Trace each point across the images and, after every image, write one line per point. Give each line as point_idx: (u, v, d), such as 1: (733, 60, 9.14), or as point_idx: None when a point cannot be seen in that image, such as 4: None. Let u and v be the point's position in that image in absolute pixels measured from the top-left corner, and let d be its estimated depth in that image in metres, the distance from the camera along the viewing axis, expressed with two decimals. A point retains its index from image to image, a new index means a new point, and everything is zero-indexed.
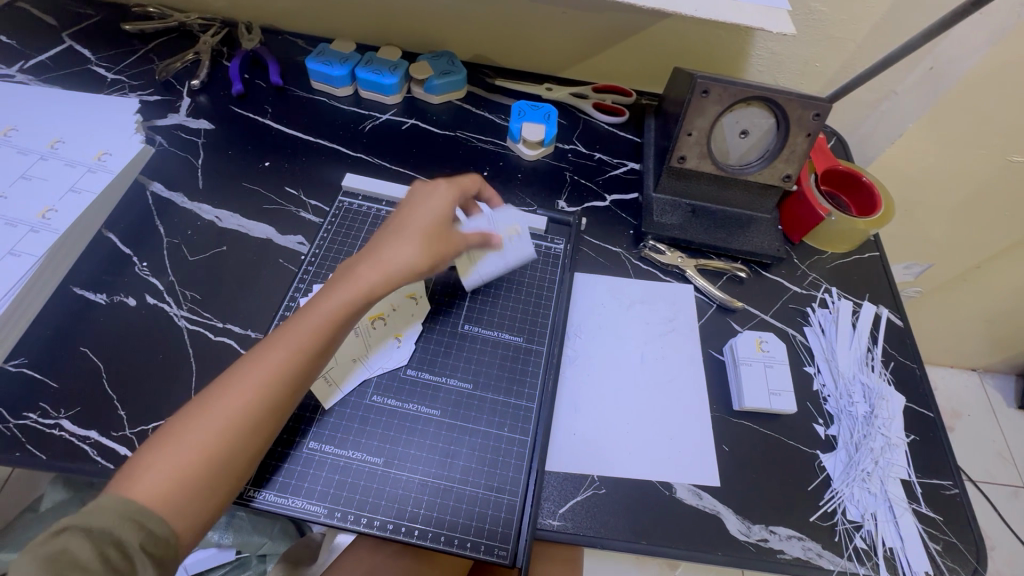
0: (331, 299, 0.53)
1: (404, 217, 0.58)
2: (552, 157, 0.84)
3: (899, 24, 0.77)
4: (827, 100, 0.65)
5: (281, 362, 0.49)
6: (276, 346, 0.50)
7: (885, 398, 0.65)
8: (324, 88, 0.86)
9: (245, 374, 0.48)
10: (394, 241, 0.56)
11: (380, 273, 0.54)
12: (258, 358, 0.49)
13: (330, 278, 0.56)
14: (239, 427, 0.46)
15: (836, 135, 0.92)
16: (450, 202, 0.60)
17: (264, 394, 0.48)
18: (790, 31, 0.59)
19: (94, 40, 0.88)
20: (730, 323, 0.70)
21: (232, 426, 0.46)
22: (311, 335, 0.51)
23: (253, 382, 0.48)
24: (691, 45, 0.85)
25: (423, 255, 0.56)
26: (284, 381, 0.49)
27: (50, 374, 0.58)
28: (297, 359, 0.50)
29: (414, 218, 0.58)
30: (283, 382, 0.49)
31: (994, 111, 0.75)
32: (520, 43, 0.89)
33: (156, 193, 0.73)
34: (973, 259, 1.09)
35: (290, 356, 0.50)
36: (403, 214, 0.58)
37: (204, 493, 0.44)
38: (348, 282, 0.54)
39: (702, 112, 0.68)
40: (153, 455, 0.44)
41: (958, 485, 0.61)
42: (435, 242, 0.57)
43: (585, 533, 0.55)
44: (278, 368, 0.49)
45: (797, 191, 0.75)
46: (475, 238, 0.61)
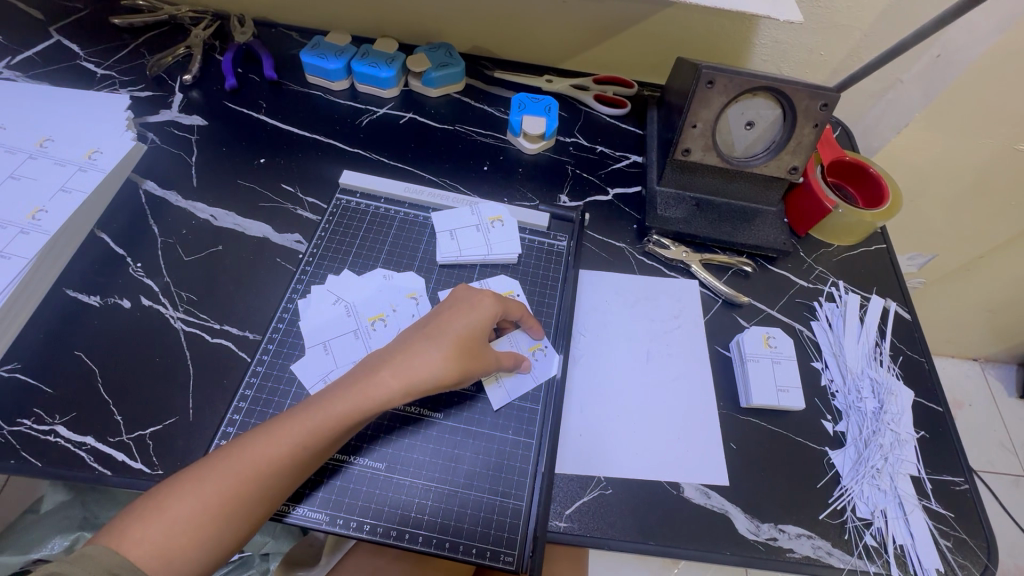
0: (351, 397, 0.49)
1: (448, 313, 0.55)
2: (554, 151, 0.82)
3: (906, 10, 0.75)
4: (835, 90, 0.63)
5: (303, 445, 0.48)
6: (295, 424, 0.48)
7: (894, 393, 0.64)
8: (319, 82, 0.84)
9: (263, 442, 0.47)
10: (430, 340, 0.53)
11: (412, 372, 0.51)
12: (280, 430, 0.48)
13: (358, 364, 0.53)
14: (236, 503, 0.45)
15: (841, 126, 0.91)
16: (490, 318, 0.56)
17: (278, 465, 0.47)
18: (799, 19, 0.57)
19: (82, 35, 0.86)
20: (736, 318, 0.69)
21: (243, 492, 0.45)
22: (324, 426, 0.48)
23: (257, 459, 0.46)
24: (695, 35, 0.83)
25: (449, 368, 0.52)
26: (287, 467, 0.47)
27: (44, 379, 0.57)
28: (317, 445, 0.48)
29: (451, 325, 0.54)
30: (297, 461, 0.47)
31: (1004, 99, 0.74)
32: (519, 33, 0.87)
33: (150, 191, 0.71)
34: (978, 249, 1.08)
35: (311, 440, 0.48)
36: (443, 314, 0.55)
37: (209, 549, 0.44)
38: (379, 373, 0.51)
39: (706, 103, 0.66)
40: (167, 501, 0.44)
41: (969, 481, 0.60)
42: (464, 357, 0.53)
43: (592, 534, 0.54)
44: (285, 453, 0.47)
45: (803, 183, 0.73)
46: (508, 361, 0.57)
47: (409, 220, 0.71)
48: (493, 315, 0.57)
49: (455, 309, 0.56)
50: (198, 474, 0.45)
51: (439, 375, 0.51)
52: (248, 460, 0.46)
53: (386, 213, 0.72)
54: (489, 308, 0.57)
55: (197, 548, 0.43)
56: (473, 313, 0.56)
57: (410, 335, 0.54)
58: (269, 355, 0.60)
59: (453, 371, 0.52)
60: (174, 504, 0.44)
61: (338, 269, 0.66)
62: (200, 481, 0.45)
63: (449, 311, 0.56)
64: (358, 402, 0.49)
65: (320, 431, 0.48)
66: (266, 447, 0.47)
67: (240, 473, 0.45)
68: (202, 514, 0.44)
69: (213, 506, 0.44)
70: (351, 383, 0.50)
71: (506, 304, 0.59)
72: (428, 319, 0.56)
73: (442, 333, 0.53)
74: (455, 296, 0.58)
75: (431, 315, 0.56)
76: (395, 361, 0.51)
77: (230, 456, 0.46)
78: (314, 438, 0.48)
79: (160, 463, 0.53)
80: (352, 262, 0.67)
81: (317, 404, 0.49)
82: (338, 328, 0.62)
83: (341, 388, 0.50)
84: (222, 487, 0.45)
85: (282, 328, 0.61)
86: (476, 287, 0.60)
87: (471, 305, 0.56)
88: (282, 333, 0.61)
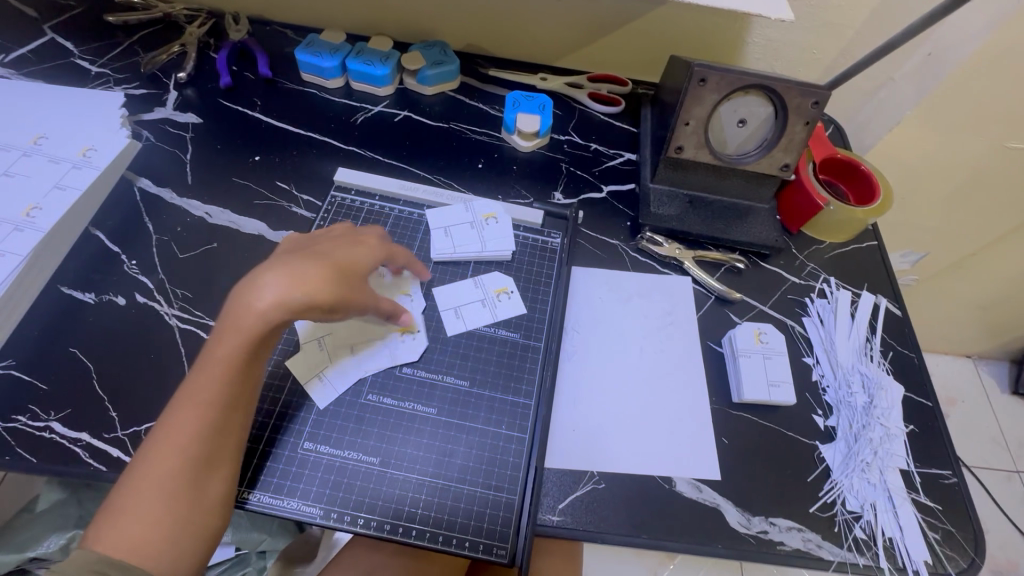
0: (227, 335, 0.50)
1: (326, 245, 0.57)
2: (548, 149, 0.83)
3: (897, 9, 0.76)
4: (826, 88, 0.64)
5: (221, 401, 0.49)
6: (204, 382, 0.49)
7: (884, 388, 0.65)
8: (314, 80, 0.84)
9: (186, 410, 0.48)
10: (300, 260, 0.53)
11: (290, 286, 0.50)
12: (194, 396, 0.49)
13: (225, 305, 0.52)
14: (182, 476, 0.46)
15: (834, 123, 0.92)
16: (362, 249, 0.58)
17: (210, 426, 0.48)
18: (790, 17, 0.58)
19: (76, 33, 0.86)
20: (729, 314, 0.70)
21: (185, 465, 0.46)
22: (229, 373, 0.49)
23: (186, 428, 0.47)
24: (688, 33, 0.83)
25: (322, 282, 0.51)
26: (214, 425, 0.48)
27: (39, 376, 0.57)
28: (229, 394, 0.49)
29: (323, 254, 0.55)
30: (219, 416, 0.49)
31: (994, 97, 0.75)
32: (514, 32, 0.87)
33: (144, 189, 0.72)
34: (970, 246, 1.09)
35: (222, 394, 0.49)
36: (317, 247, 0.56)
37: (177, 531, 0.45)
38: (253, 295, 0.49)
39: (699, 101, 0.67)
40: (124, 498, 0.45)
41: (957, 475, 0.61)
42: (338, 273, 0.53)
43: (585, 528, 0.54)
44: (206, 412, 0.48)
45: (796, 180, 0.74)
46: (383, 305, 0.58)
47: (404, 218, 0.72)
48: (374, 250, 0.59)
49: (331, 244, 0.57)
50: (144, 464, 0.46)
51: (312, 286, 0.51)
52: (177, 432, 0.47)
53: (381, 211, 0.72)
54: (367, 245, 0.58)
55: (168, 531, 0.45)
56: (349, 247, 0.57)
57: (281, 259, 0.54)
58: (264, 351, 0.60)
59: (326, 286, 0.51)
60: (131, 498, 0.45)
61: None
62: (145, 469, 0.46)
63: (320, 246, 0.57)
64: (244, 332, 0.49)
65: (224, 378, 0.49)
66: (186, 415, 0.48)
67: (174, 447, 0.47)
68: (159, 499, 0.45)
69: (171, 490, 0.45)
70: (230, 315, 0.50)
71: (389, 246, 0.61)
72: (301, 251, 0.56)
73: (315, 257, 0.54)
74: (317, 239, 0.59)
75: (305, 249, 0.57)
76: (267, 278, 0.51)
77: (163, 438, 0.47)
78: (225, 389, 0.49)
79: None
80: None
81: (214, 352, 0.50)
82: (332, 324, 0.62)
83: (224, 324, 0.50)
84: (165, 465, 0.46)
85: None
86: (343, 232, 0.60)
87: (348, 243, 0.57)
88: (277, 329, 0.61)
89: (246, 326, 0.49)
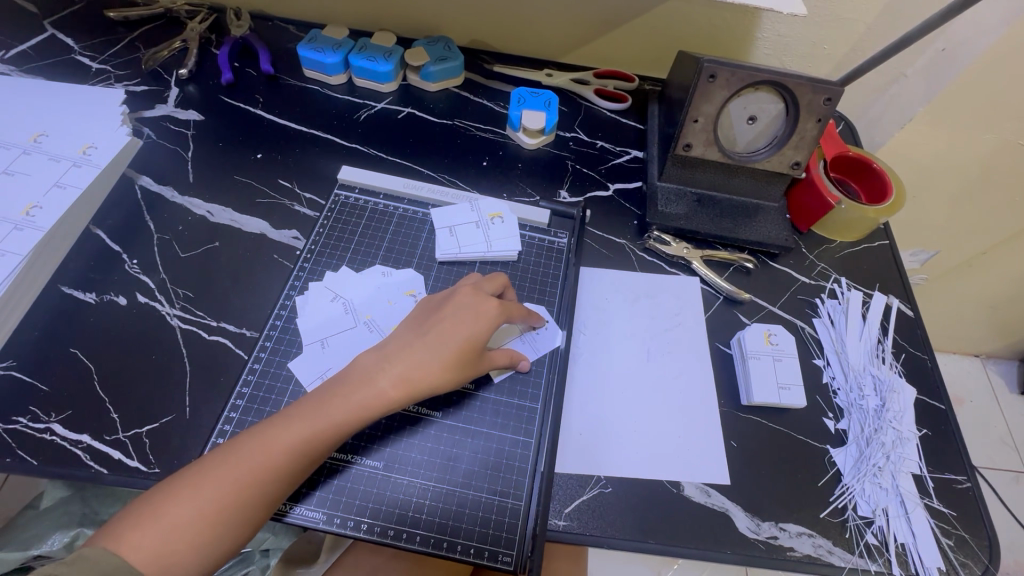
0: (342, 406, 0.49)
1: (454, 315, 0.54)
2: (554, 146, 0.82)
3: (910, 3, 0.74)
4: (838, 84, 0.62)
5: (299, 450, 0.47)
6: (294, 426, 0.48)
7: (896, 391, 0.64)
8: (316, 76, 0.83)
9: (261, 443, 0.47)
10: (430, 345, 0.52)
11: (411, 378, 0.51)
12: (279, 430, 0.47)
13: (352, 368, 0.52)
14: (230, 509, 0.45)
15: (845, 120, 0.91)
16: (491, 322, 0.54)
17: (278, 464, 0.46)
18: (802, 12, 0.56)
19: (77, 29, 0.85)
20: (738, 315, 0.69)
21: (240, 496, 0.45)
22: (320, 435, 0.48)
23: (251, 464, 0.46)
24: (696, 28, 0.82)
25: (448, 378, 0.52)
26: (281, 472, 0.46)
27: (40, 377, 0.57)
28: (314, 449, 0.48)
29: (452, 331, 0.53)
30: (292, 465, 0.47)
31: (1009, 93, 0.73)
32: (518, 27, 0.86)
33: (145, 187, 0.71)
34: (980, 245, 1.07)
35: (308, 445, 0.48)
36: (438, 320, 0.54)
37: (205, 560, 0.44)
38: (374, 379, 0.50)
39: (708, 98, 0.65)
40: (165, 505, 0.44)
41: (971, 479, 0.60)
42: (463, 365, 0.53)
43: (591, 533, 0.53)
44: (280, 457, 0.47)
45: (806, 178, 0.72)
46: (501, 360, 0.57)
47: (408, 217, 0.71)
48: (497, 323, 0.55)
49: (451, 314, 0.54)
50: (195, 477, 0.45)
51: (432, 380, 0.51)
52: (243, 465, 0.46)
53: (385, 210, 0.71)
54: (488, 315, 0.54)
55: (196, 552, 0.43)
56: (470, 317, 0.54)
57: (405, 337, 0.53)
58: (266, 352, 0.59)
59: (444, 380, 0.52)
60: (171, 508, 0.43)
61: (336, 267, 0.66)
62: (196, 485, 0.45)
63: (451, 316, 0.54)
64: (355, 412, 0.49)
65: (323, 439, 0.48)
66: (259, 450, 0.46)
67: (236, 477, 0.45)
68: (196, 518, 0.43)
69: (209, 511, 0.44)
70: (345, 389, 0.50)
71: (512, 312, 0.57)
72: (418, 320, 0.55)
73: (439, 338, 0.53)
74: (458, 296, 0.55)
75: (424, 315, 0.55)
76: (395, 365, 0.51)
77: (225, 460, 0.46)
78: (315, 441, 0.48)
79: (156, 461, 0.53)
80: (351, 259, 0.67)
81: (318, 413, 0.49)
82: (337, 325, 0.61)
83: (338, 396, 0.50)
84: (217, 492, 0.44)
85: (279, 326, 0.61)
86: (473, 287, 0.57)
87: (472, 309, 0.54)
88: (280, 329, 0.61)
89: (366, 410, 0.49)
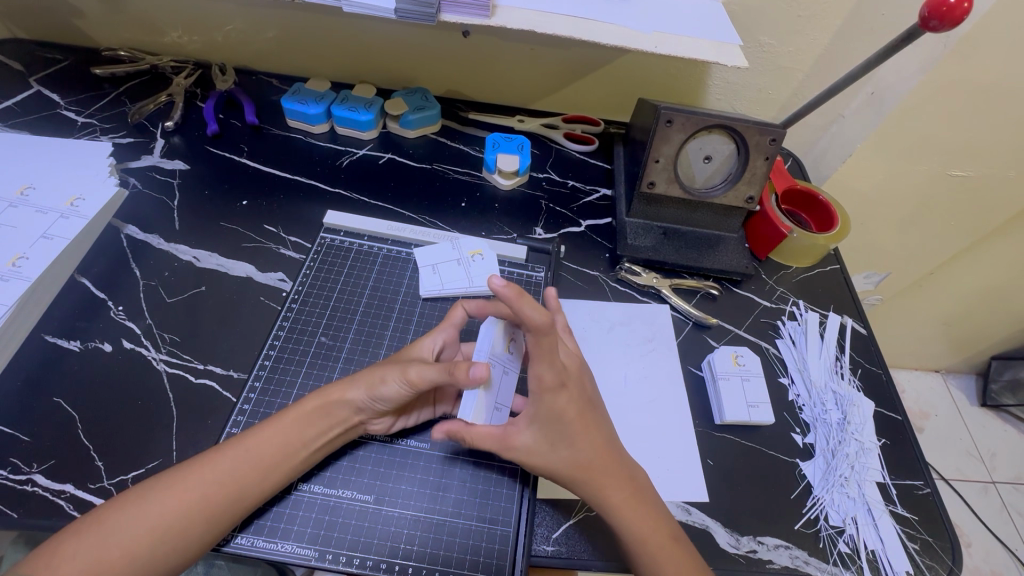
0: (253, 460, 0.51)
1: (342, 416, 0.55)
2: (527, 186, 0.87)
3: (839, 55, 0.83)
4: (781, 126, 0.69)
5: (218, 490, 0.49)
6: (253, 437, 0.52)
7: (856, 404, 0.69)
8: (300, 126, 0.87)
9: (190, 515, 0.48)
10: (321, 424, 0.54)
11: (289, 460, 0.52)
12: (177, 505, 0.48)
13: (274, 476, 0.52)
14: (165, 531, 0.47)
15: (792, 156, 1.01)
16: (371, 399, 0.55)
17: (245, 486, 0.50)
18: (744, 64, 0.65)
19: (64, 86, 0.88)
20: (706, 339, 0.73)
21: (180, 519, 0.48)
22: (234, 479, 0.50)
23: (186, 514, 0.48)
24: (654, 78, 0.90)
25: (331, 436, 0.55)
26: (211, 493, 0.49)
27: (22, 428, 0.56)
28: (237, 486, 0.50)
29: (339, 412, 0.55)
30: (217, 490, 0.49)
31: (932, 130, 0.81)
32: (491, 77, 0.92)
33: (131, 236, 0.72)
34: (926, 267, 1.16)
35: (225, 493, 0.49)
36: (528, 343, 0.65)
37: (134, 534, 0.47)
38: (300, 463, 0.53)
39: (667, 140, 0.72)
40: (109, 522, 0.47)
41: (930, 484, 0.64)
42: (336, 426, 0.55)
43: (579, 557, 0.54)
44: (213, 500, 0.49)
45: (760, 211, 0.79)
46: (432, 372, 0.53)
47: (392, 256, 0.74)
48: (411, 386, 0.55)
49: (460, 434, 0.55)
50: (138, 496, 0.49)
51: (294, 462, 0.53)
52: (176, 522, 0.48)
53: (370, 250, 0.74)
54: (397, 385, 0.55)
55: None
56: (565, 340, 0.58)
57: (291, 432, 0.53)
58: (255, 394, 0.60)
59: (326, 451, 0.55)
60: (119, 521, 0.47)
61: (320, 310, 0.68)
62: (151, 498, 0.48)
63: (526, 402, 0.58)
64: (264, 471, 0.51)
65: (246, 470, 0.51)
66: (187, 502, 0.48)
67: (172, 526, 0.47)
68: (150, 534, 0.47)
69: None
70: (263, 460, 0.51)
71: (530, 414, 0.55)
72: (534, 345, 0.51)
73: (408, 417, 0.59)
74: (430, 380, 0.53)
75: (535, 344, 0.51)
76: (283, 449, 0.52)
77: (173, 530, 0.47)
78: (284, 461, 0.52)
79: None
80: (338, 299, 0.69)
81: (215, 485, 0.49)
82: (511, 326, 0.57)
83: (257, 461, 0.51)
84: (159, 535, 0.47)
85: (268, 367, 0.62)
86: (424, 375, 0.53)
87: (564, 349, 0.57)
88: (268, 372, 0.62)
89: (326, 441, 0.55)
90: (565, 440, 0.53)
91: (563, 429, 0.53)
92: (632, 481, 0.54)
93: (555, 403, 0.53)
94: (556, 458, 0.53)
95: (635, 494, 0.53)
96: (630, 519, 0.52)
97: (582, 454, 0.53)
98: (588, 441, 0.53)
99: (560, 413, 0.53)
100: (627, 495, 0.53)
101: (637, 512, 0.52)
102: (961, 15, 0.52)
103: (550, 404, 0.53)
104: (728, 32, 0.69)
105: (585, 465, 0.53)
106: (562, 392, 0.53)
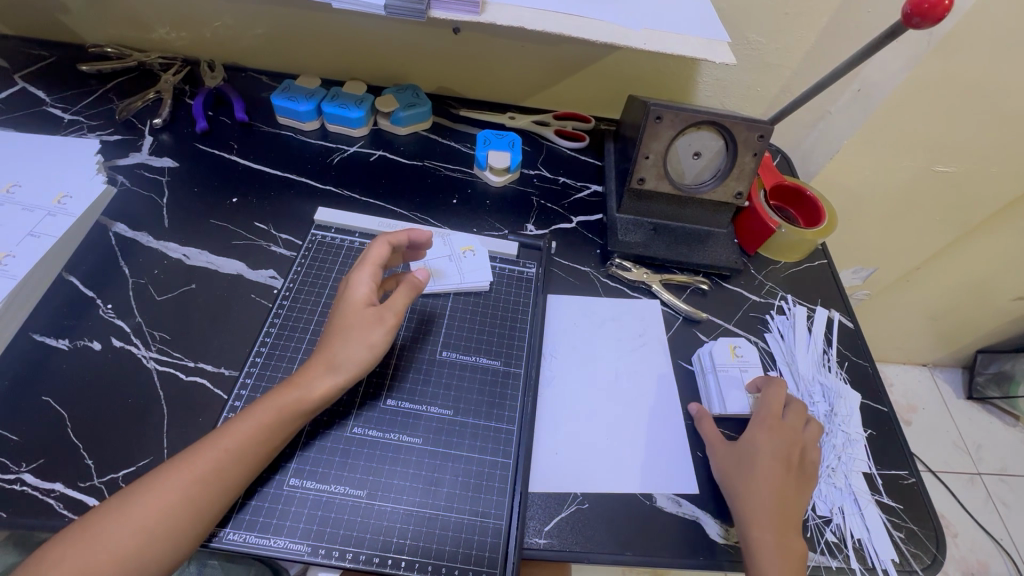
0: (235, 449, 0.51)
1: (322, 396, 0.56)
2: (518, 183, 0.87)
3: (825, 53, 0.84)
4: (769, 123, 0.70)
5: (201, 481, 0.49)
6: (233, 432, 0.52)
7: (843, 396, 0.69)
8: (290, 123, 0.87)
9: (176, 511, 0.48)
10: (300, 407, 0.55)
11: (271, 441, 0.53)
12: (160, 499, 0.48)
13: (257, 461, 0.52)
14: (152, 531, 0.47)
15: (780, 152, 1.02)
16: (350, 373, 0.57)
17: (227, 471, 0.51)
18: (731, 60, 0.65)
19: (49, 83, 0.87)
20: (696, 333, 0.74)
21: (165, 515, 0.47)
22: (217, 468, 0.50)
23: (173, 510, 0.48)
24: (644, 75, 0.90)
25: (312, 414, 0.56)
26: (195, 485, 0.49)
27: (11, 427, 0.56)
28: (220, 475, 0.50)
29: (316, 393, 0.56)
30: (201, 482, 0.49)
31: (917, 127, 0.83)
32: (483, 75, 0.93)
33: (120, 233, 0.72)
34: (913, 262, 1.18)
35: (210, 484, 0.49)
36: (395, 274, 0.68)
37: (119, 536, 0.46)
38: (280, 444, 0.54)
39: (657, 136, 0.72)
40: (97, 527, 0.46)
41: (914, 474, 0.65)
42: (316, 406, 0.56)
43: (570, 548, 0.55)
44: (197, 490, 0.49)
45: (749, 206, 0.79)
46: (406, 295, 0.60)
47: None
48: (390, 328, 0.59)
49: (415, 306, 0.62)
50: (122, 501, 0.48)
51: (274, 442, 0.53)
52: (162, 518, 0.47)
53: (361, 247, 0.74)
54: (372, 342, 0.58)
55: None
56: (774, 393, 0.63)
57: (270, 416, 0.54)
58: (247, 391, 0.60)
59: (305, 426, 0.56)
60: (105, 525, 0.46)
61: (311, 306, 0.67)
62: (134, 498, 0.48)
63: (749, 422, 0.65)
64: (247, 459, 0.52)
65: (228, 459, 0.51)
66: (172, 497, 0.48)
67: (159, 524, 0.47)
68: (134, 532, 0.46)
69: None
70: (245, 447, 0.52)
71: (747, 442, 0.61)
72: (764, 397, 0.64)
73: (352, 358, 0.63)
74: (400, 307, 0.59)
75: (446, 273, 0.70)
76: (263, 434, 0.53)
77: (161, 527, 0.47)
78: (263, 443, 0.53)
79: None
80: (328, 296, 0.69)
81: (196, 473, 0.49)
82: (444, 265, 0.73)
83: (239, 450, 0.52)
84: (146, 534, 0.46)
85: (259, 364, 0.62)
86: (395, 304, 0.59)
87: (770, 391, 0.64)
88: (259, 368, 0.62)
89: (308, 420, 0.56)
90: (761, 468, 0.58)
91: (753, 459, 0.59)
92: (786, 524, 0.55)
93: (762, 439, 0.60)
94: (754, 479, 0.57)
95: (782, 534, 0.54)
96: (768, 556, 0.53)
97: (756, 488, 0.57)
98: (775, 472, 0.58)
99: (749, 450, 0.59)
100: (777, 545, 0.54)
101: (780, 549, 0.53)
102: (942, 13, 0.52)
103: (760, 436, 0.60)
104: (715, 28, 0.70)
105: (760, 492, 0.56)
106: (773, 431, 0.61)
